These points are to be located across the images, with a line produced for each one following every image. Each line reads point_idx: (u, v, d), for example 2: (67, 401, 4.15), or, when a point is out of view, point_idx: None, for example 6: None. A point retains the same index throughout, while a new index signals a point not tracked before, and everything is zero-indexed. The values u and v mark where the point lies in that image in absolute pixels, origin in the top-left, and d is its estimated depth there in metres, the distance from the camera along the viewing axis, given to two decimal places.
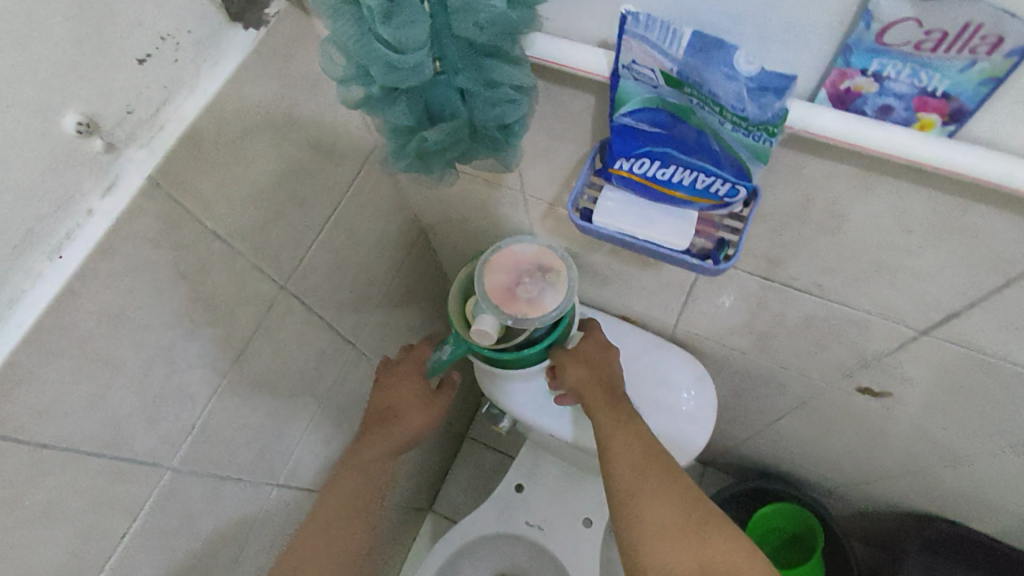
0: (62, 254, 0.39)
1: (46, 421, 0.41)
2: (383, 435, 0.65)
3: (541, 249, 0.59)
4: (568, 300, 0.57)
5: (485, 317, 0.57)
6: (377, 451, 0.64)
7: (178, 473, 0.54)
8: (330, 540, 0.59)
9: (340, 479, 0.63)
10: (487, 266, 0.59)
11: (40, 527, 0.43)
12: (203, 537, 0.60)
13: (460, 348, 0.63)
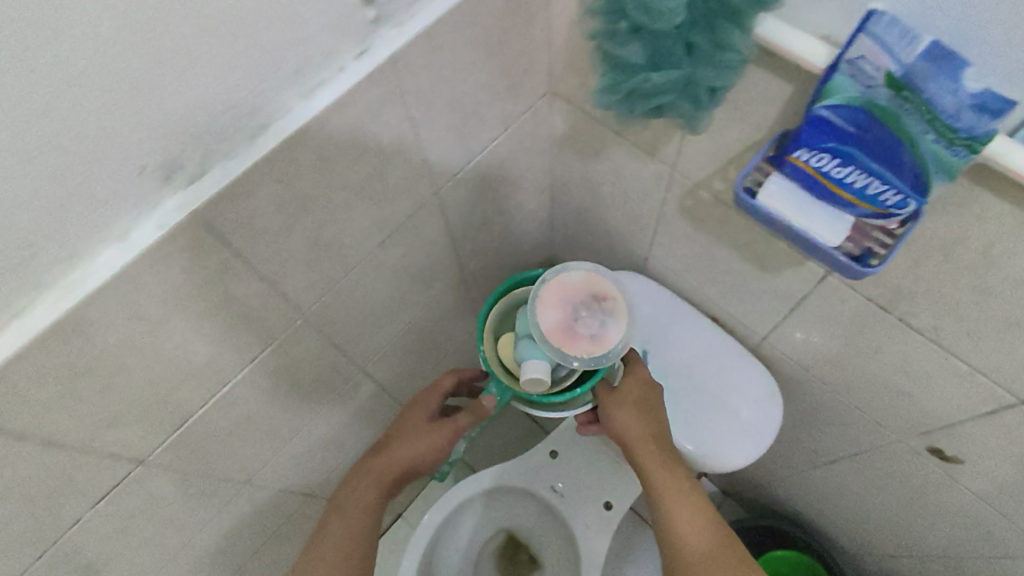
0: (310, 98, 0.45)
1: (249, 236, 0.47)
2: (387, 460, 0.68)
3: (591, 276, 0.59)
4: (627, 328, 0.58)
5: (539, 362, 0.56)
6: (381, 471, 0.68)
7: (306, 322, 0.60)
8: (335, 545, 0.64)
9: (345, 494, 0.68)
10: (538, 302, 0.57)
11: (211, 325, 0.50)
12: (299, 388, 0.67)
13: (503, 393, 0.63)
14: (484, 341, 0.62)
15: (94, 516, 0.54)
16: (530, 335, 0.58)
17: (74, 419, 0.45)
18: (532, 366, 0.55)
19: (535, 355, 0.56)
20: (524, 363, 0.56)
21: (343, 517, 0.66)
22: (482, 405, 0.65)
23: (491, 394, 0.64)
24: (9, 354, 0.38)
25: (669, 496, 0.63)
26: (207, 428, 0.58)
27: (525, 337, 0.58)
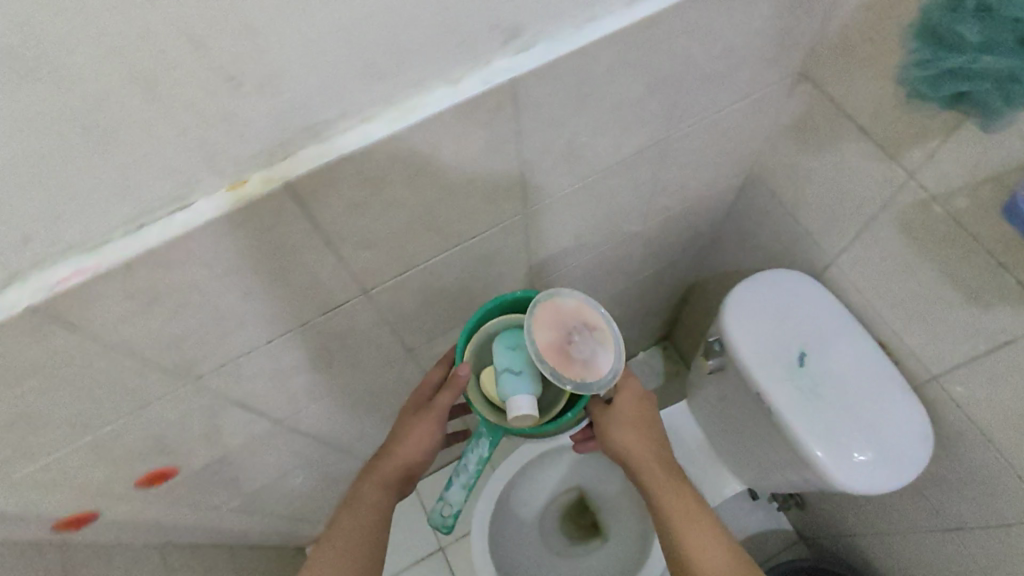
0: (634, 8, 0.50)
1: (536, 116, 0.53)
2: (391, 459, 0.67)
3: (582, 305, 0.63)
4: (615, 357, 0.62)
5: (523, 398, 0.58)
6: (389, 471, 0.66)
7: (523, 219, 0.66)
8: (349, 541, 0.63)
9: (354, 501, 0.66)
10: (535, 322, 0.60)
11: (471, 188, 0.56)
12: (485, 280, 0.73)
13: (493, 434, 0.66)
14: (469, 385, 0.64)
15: (315, 326, 0.62)
16: (511, 369, 0.60)
17: (353, 229, 0.52)
18: (517, 401, 0.58)
19: (518, 391, 0.59)
20: (509, 403, 0.59)
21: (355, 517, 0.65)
22: (471, 460, 0.68)
23: (484, 440, 0.66)
24: (351, 151, 0.45)
25: (672, 513, 0.65)
26: (415, 284, 0.65)
27: (505, 371, 0.60)
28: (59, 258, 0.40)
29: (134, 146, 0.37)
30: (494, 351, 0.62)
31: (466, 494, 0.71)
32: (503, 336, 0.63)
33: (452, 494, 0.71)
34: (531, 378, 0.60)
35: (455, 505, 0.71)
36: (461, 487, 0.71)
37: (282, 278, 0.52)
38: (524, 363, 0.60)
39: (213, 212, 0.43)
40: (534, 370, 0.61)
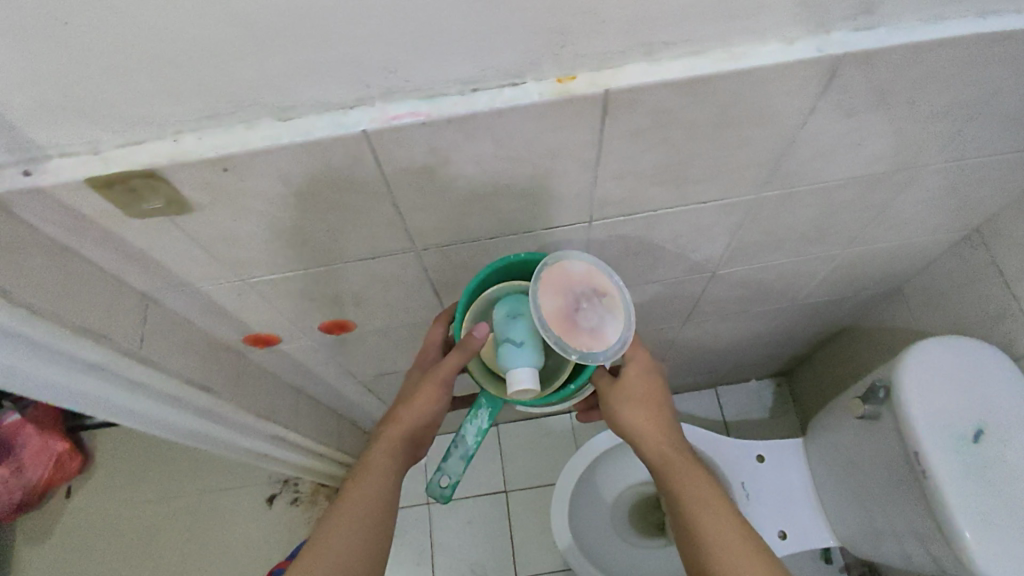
0: (983, 18, 0.49)
1: (836, 101, 0.53)
2: (398, 426, 0.64)
3: (592, 270, 0.61)
4: (624, 325, 0.61)
5: (522, 371, 0.58)
6: (396, 437, 0.64)
7: (754, 205, 0.66)
8: (359, 509, 0.61)
9: (361, 470, 0.63)
10: (541, 285, 0.59)
11: (737, 155, 0.57)
12: (682, 253, 0.74)
13: (492, 406, 0.66)
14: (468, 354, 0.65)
15: (532, 238, 0.65)
16: (512, 340, 0.60)
17: (624, 158, 0.54)
18: (516, 376, 0.58)
19: (520, 363, 0.59)
20: (510, 374, 0.59)
21: (362, 486, 0.62)
22: (468, 433, 0.66)
23: (484, 411, 0.66)
24: (672, 79, 0.46)
25: (688, 497, 0.62)
26: (629, 231, 0.67)
27: (505, 342, 0.60)
28: (401, 96, 0.45)
29: (515, 13, 0.40)
30: (494, 319, 0.62)
31: (463, 469, 0.68)
32: (503, 304, 0.62)
33: (450, 466, 0.67)
34: (531, 350, 0.60)
35: (455, 476, 0.68)
36: (457, 460, 0.68)
37: (543, 182, 0.55)
38: (526, 335, 0.60)
39: (535, 97, 0.46)
40: (534, 341, 0.60)
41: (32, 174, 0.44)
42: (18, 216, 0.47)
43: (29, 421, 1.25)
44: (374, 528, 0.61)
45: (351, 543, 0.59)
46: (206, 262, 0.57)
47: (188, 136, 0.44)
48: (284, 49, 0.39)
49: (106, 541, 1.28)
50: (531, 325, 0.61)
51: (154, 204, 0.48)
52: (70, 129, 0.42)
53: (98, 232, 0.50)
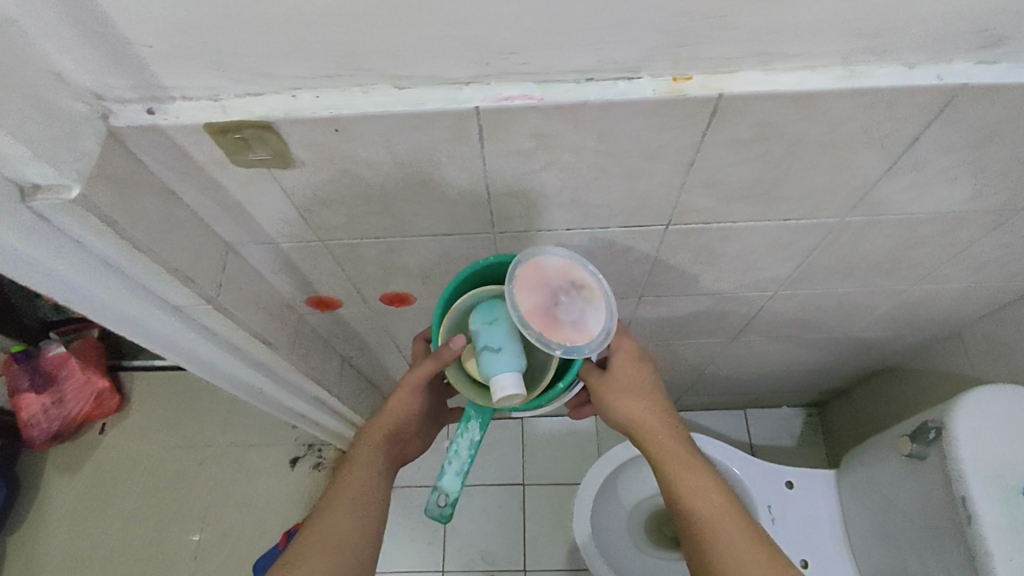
0: None
1: (943, 132, 0.52)
2: (378, 422, 0.68)
3: (569, 262, 0.58)
4: (607, 316, 0.58)
5: (504, 378, 0.55)
6: (377, 433, 0.67)
7: (835, 229, 0.65)
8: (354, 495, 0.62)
9: (348, 464, 0.65)
10: (516, 284, 0.56)
11: (832, 176, 0.56)
12: (750, 268, 0.74)
13: (482, 415, 0.66)
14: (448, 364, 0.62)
15: (607, 234, 0.65)
16: (490, 347, 0.57)
17: (720, 166, 0.54)
18: (500, 384, 0.55)
19: (502, 369, 0.56)
20: (492, 383, 0.56)
21: (354, 476, 0.64)
22: (461, 447, 0.66)
23: (474, 422, 0.66)
24: (789, 91, 0.45)
25: (686, 491, 0.61)
26: (704, 240, 0.67)
27: (484, 350, 0.57)
28: (518, 78, 0.45)
29: (651, 8, 0.40)
30: (471, 326, 0.59)
31: (460, 485, 0.66)
32: (479, 310, 0.59)
33: (447, 483, 0.66)
34: (512, 354, 0.56)
35: (451, 494, 0.66)
36: (454, 476, 0.67)
37: (633, 179, 0.55)
38: (505, 339, 0.57)
39: (648, 93, 0.45)
40: (515, 345, 0.57)
41: (155, 113, 0.45)
42: (138, 155, 0.48)
43: (72, 354, 1.31)
44: (370, 513, 0.62)
45: (343, 522, 0.60)
46: (293, 220, 0.58)
47: (305, 93, 0.45)
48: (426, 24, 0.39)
49: (134, 480, 1.31)
50: (510, 328, 0.58)
51: (261, 156, 0.49)
52: (199, 74, 0.43)
53: (202, 177, 0.51)
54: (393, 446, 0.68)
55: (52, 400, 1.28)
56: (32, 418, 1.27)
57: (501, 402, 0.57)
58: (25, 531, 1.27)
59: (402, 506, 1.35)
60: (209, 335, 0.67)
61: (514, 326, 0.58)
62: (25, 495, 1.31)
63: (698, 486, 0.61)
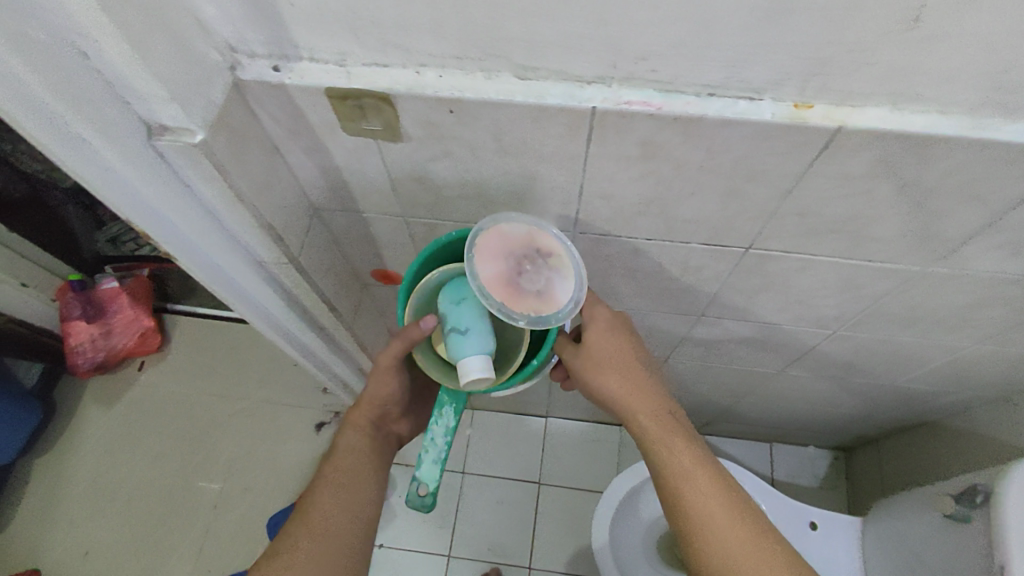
0: None
1: None
2: (361, 409, 0.68)
3: (532, 229, 0.55)
4: (576, 285, 0.55)
5: (470, 359, 0.53)
6: (363, 419, 0.68)
7: (917, 278, 0.64)
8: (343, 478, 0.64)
9: (338, 451, 0.66)
10: (477, 252, 0.53)
11: (932, 225, 0.55)
12: (819, 303, 0.73)
13: (457, 401, 0.63)
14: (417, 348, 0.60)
15: (685, 249, 0.65)
16: (456, 328, 0.55)
17: (819, 198, 0.53)
18: (466, 366, 0.53)
19: (470, 352, 0.53)
20: (460, 366, 0.54)
21: (341, 460, 0.66)
22: (437, 433, 0.62)
23: (449, 408, 0.63)
24: (911, 133, 0.45)
25: (675, 470, 0.60)
26: (780, 269, 0.66)
27: (451, 332, 0.55)
28: (641, 84, 0.45)
29: (794, 32, 0.39)
30: (439, 308, 0.57)
31: (440, 474, 0.61)
32: (446, 291, 0.57)
33: (425, 473, 0.61)
34: (480, 334, 0.54)
35: (432, 484, 0.61)
36: (432, 465, 0.62)
37: (728, 199, 0.55)
38: (471, 319, 0.55)
39: (769, 116, 0.45)
40: (483, 325, 0.55)
41: (281, 70, 0.46)
42: (255, 109, 0.50)
43: (124, 291, 1.34)
44: (358, 497, 0.64)
45: (338, 502, 0.63)
46: (383, 192, 0.60)
47: (429, 71, 0.46)
48: (564, 16, 0.40)
49: (164, 419, 1.35)
50: (477, 307, 0.55)
51: (372, 126, 0.50)
52: (334, 38, 0.44)
53: (310, 138, 0.53)
54: (382, 427, 0.69)
55: (101, 331, 1.32)
56: (78, 345, 1.31)
57: (470, 386, 0.55)
58: (57, 452, 1.31)
59: None
60: (278, 291, 0.69)
61: (481, 305, 0.56)
62: (59, 418, 1.35)
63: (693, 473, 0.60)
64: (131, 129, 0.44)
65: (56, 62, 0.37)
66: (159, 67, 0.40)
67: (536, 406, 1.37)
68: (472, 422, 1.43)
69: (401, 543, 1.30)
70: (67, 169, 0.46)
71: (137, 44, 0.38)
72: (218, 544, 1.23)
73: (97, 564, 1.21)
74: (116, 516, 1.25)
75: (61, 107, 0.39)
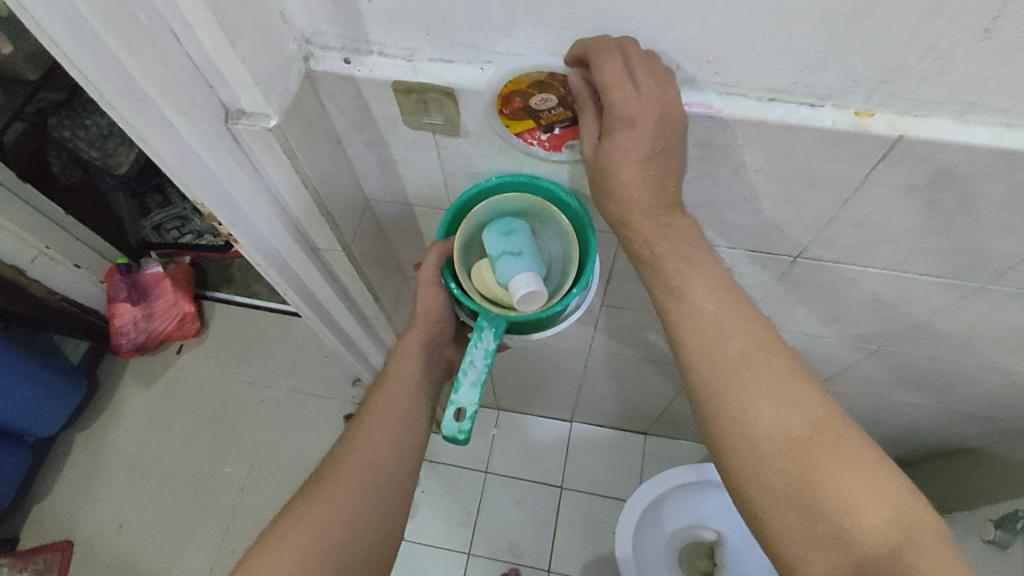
0: None
1: None
2: (417, 327, 0.61)
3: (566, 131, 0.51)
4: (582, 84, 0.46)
5: (520, 279, 0.49)
6: (419, 336, 0.61)
7: (970, 294, 0.63)
8: (390, 416, 0.58)
9: (388, 375, 0.61)
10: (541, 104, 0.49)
11: (989, 242, 0.55)
12: (864, 316, 0.72)
13: (497, 326, 0.54)
14: (457, 271, 0.55)
15: (733, 254, 0.65)
16: (509, 251, 0.51)
17: (878, 207, 0.53)
18: (515, 283, 0.49)
19: (519, 273, 0.50)
20: (511, 284, 0.49)
21: (385, 392, 0.60)
22: (476, 355, 0.53)
23: (489, 331, 0.53)
24: (977, 145, 0.44)
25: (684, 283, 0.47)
26: (830, 279, 0.66)
27: (502, 255, 0.51)
28: (701, 86, 0.46)
29: (867, 37, 0.40)
30: (486, 239, 0.53)
31: (479, 397, 0.52)
32: (494, 223, 0.54)
33: (462, 396, 0.52)
34: (529, 260, 0.51)
35: (468, 408, 0.51)
36: (471, 390, 0.52)
37: (782, 206, 0.55)
38: (525, 247, 0.52)
39: (831, 123, 0.45)
40: (533, 255, 0.52)
41: (352, 63, 0.48)
42: (324, 99, 0.52)
43: (167, 276, 1.39)
44: (409, 426, 0.59)
45: (385, 425, 0.58)
46: (438, 184, 0.61)
47: (494, 67, 0.47)
48: (626, 14, 0.42)
49: (198, 402, 1.38)
50: (528, 239, 0.53)
51: (434, 120, 0.51)
52: (405, 33, 0.46)
53: (372, 131, 0.54)
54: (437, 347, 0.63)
55: (143, 314, 1.36)
56: (123, 326, 1.34)
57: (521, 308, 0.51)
58: (98, 427, 1.36)
59: (440, 481, 1.37)
60: (326, 273, 0.71)
61: (531, 239, 0.54)
62: (100, 396, 1.39)
63: (691, 280, 0.46)
64: (212, 112, 0.47)
65: (154, 45, 0.40)
66: (247, 52, 0.42)
67: (563, 410, 1.37)
68: (497, 423, 1.43)
69: (424, 538, 1.31)
70: (139, 138, 0.49)
71: (230, 33, 0.40)
72: (246, 523, 1.26)
73: (132, 536, 1.25)
74: (151, 492, 1.29)
75: (147, 82, 0.43)
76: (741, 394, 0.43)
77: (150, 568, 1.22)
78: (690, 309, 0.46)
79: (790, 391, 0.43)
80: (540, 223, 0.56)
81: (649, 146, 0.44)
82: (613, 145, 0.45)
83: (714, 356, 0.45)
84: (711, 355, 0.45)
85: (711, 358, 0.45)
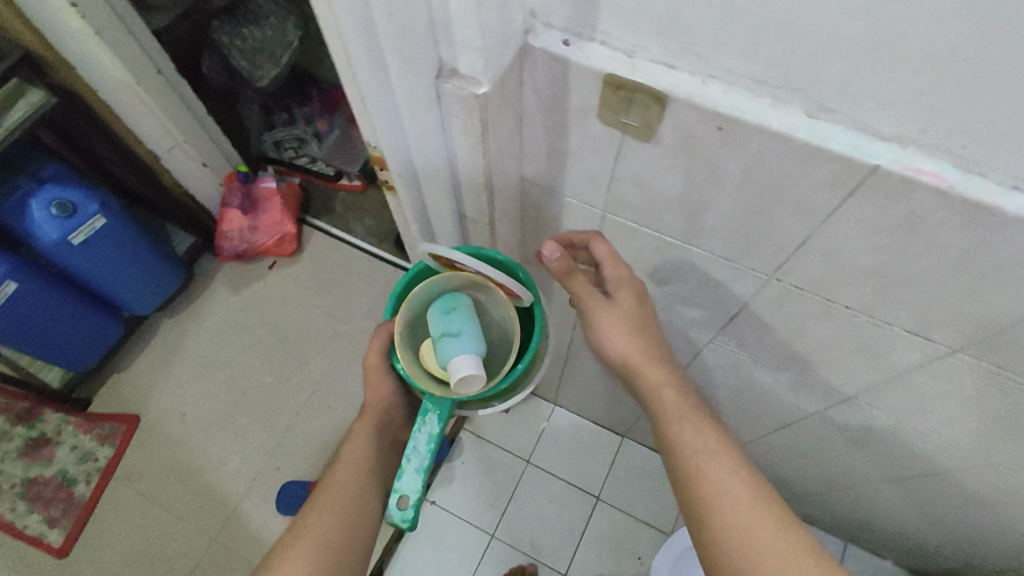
0: None
1: None
2: (366, 416, 0.68)
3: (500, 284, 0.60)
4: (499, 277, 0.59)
5: (461, 359, 0.54)
6: (367, 424, 0.68)
7: None
8: (343, 498, 0.62)
9: (339, 461, 0.65)
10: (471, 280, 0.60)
11: None
12: (991, 439, 0.66)
13: (441, 409, 0.59)
14: (402, 353, 0.60)
15: (880, 333, 0.61)
16: (449, 332, 0.56)
17: None
18: (457, 366, 0.54)
19: (459, 353, 0.55)
20: (452, 365, 0.54)
21: (337, 477, 0.64)
22: (419, 441, 0.58)
23: (432, 416, 0.59)
24: None
25: (699, 445, 0.56)
26: (974, 389, 0.60)
27: (443, 336, 0.56)
28: (941, 155, 0.42)
29: None
30: (429, 320, 0.58)
31: (421, 484, 0.57)
32: (437, 303, 0.59)
33: (405, 485, 0.57)
34: (470, 339, 0.56)
35: (413, 495, 0.57)
36: (414, 477, 0.57)
37: (962, 300, 0.51)
38: (463, 326, 0.57)
39: None
40: (475, 334, 0.57)
41: (570, 46, 0.47)
42: (522, 76, 0.51)
43: (278, 193, 1.45)
44: (365, 507, 0.62)
45: (343, 510, 0.61)
46: (596, 184, 0.60)
47: (717, 83, 0.45)
48: (892, 70, 0.38)
49: (277, 319, 1.44)
50: (468, 316, 0.58)
51: (630, 121, 0.50)
52: (636, 30, 0.44)
53: (558, 118, 0.53)
54: (388, 430, 0.69)
55: (249, 225, 1.41)
56: (229, 232, 1.39)
57: (461, 389, 0.55)
58: (185, 318, 1.43)
59: (481, 457, 1.38)
60: (455, 239, 0.72)
61: (473, 316, 0.58)
62: (191, 289, 1.47)
63: (709, 456, 0.55)
64: (429, 68, 0.46)
65: None
66: (486, 19, 0.41)
67: (617, 424, 1.35)
68: (549, 417, 1.43)
69: (453, 507, 1.33)
70: (348, 76, 0.50)
71: None
72: (294, 445, 1.30)
73: (192, 426, 1.32)
74: (217, 390, 1.36)
75: (384, 27, 0.43)
76: (764, 556, 0.50)
77: (199, 460, 1.28)
78: (703, 466, 0.55)
79: (805, 555, 0.50)
80: (483, 293, 0.62)
81: (641, 304, 0.62)
82: (617, 294, 0.62)
83: (733, 516, 0.52)
84: (730, 521, 0.52)
85: (732, 517, 0.52)
